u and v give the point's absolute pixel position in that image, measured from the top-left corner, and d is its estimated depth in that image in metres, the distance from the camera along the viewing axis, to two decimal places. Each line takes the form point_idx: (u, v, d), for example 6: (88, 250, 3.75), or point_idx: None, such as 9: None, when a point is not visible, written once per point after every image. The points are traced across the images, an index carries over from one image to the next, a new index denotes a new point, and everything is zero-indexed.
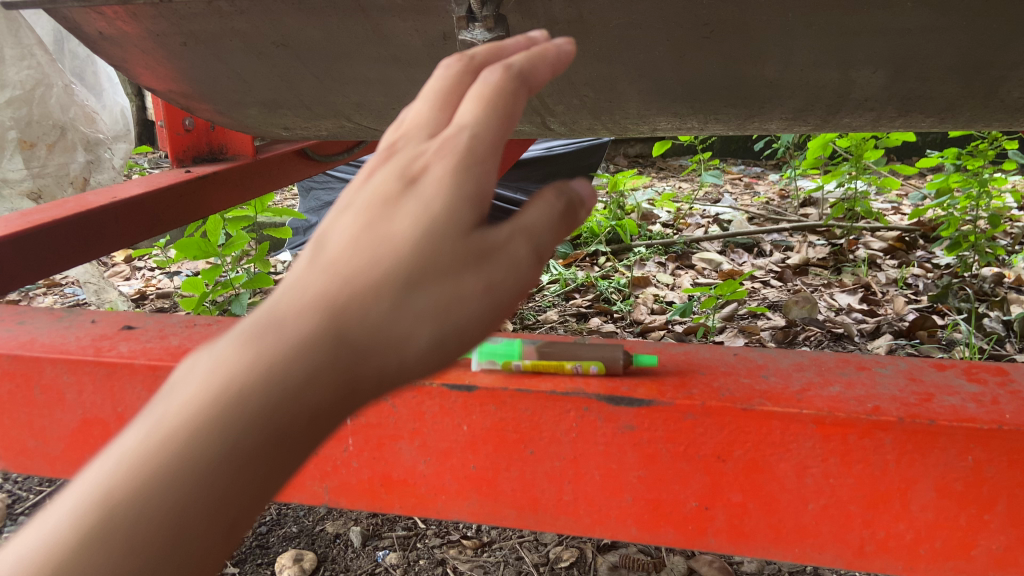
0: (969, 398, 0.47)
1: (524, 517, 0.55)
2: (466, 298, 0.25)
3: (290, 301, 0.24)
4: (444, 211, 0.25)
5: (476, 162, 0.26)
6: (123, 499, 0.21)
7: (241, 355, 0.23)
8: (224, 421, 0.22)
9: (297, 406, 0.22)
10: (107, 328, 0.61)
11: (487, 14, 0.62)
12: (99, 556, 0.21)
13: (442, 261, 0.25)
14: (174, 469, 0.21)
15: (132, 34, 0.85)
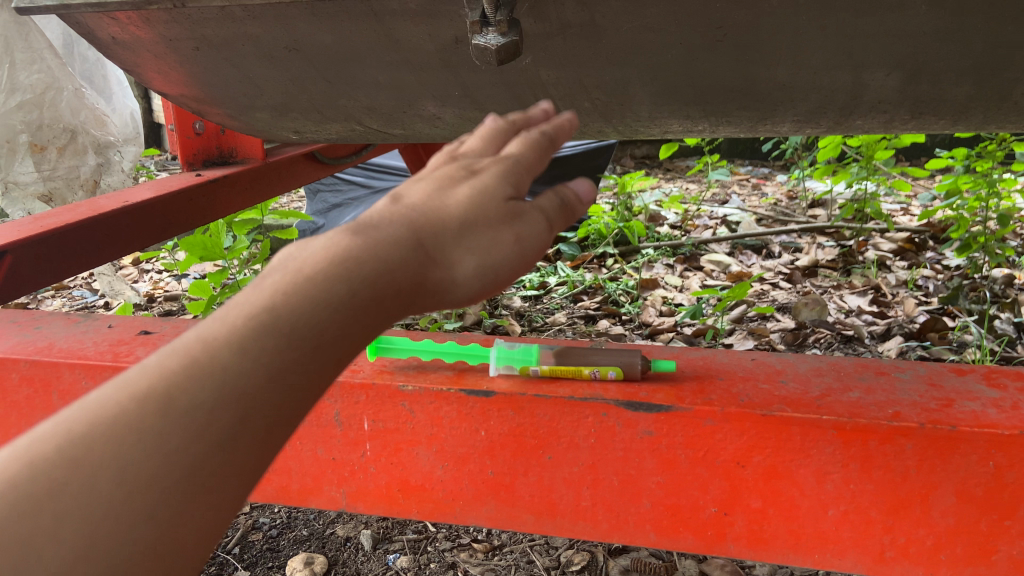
0: (989, 404, 0.46)
1: (542, 522, 0.55)
2: (508, 236, 0.34)
3: (384, 219, 0.33)
4: (495, 184, 0.35)
5: (517, 166, 0.37)
6: (270, 319, 0.28)
7: (350, 241, 0.31)
8: (338, 275, 0.30)
9: (390, 284, 0.31)
10: (124, 334, 0.61)
11: (501, 18, 0.63)
12: (242, 344, 0.27)
13: (495, 210, 0.34)
14: (307, 305, 0.29)
15: (144, 39, 0.86)
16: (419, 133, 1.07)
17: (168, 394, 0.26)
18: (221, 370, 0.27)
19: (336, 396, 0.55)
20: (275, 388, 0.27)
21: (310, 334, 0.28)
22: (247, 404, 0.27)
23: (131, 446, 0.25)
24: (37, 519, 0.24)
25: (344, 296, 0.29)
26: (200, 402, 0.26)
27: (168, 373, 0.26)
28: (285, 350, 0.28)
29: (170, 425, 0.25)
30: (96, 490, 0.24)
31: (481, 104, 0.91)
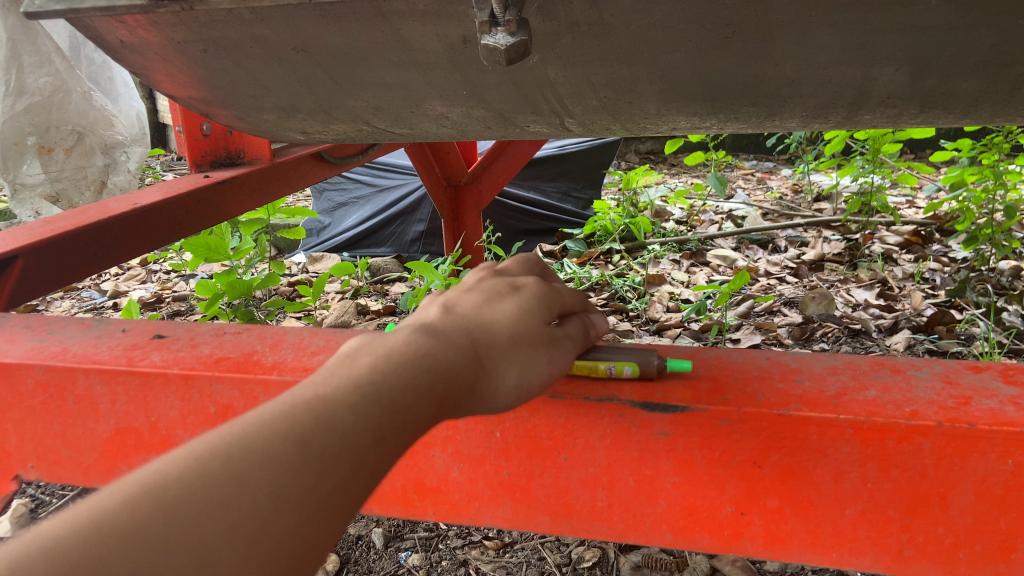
0: (1007, 402, 0.46)
1: (558, 523, 0.54)
2: (539, 358, 0.46)
3: (449, 326, 0.45)
4: (530, 310, 0.48)
5: (542, 299, 0.50)
6: (374, 390, 0.37)
7: (427, 340, 0.42)
8: (423, 365, 0.40)
9: (456, 382, 0.41)
10: (138, 338, 0.61)
11: (509, 18, 0.63)
12: (357, 404, 0.36)
13: (530, 336, 0.47)
14: (402, 387, 0.38)
15: (152, 42, 0.86)
16: (426, 132, 1.07)
17: (303, 438, 0.34)
18: (342, 425, 0.35)
19: None
20: (379, 448, 0.36)
21: (400, 411, 0.38)
22: (358, 455, 0.35)
23: (279, 473, 0.32)
24: (210, 520, 0.30)
25: (429, 384, 0.40)
26: (326, 448, 0.34)
27: (302, 420, 0.34)
28: (384, 420, 0.37)
29: (307, 461, 0.33)
30: (252, 505, 0.31)
31: (489, 103, 0.91)
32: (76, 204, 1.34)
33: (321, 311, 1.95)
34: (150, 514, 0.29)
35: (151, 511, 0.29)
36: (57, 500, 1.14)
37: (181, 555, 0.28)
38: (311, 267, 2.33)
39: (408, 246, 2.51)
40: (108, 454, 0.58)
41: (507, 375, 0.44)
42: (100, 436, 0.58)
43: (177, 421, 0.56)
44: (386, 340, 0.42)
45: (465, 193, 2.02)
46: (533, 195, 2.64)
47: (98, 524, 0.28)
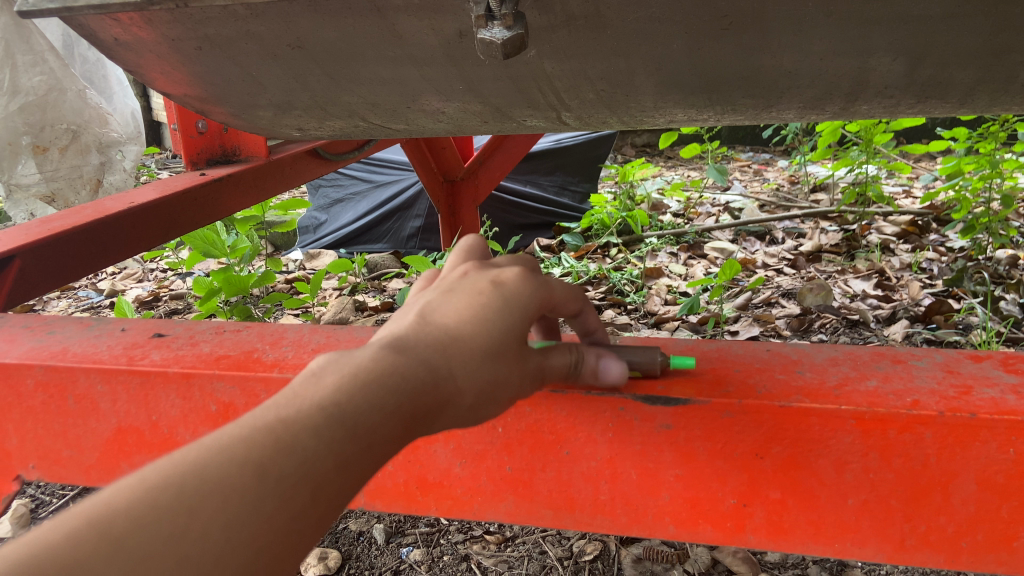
0: (1008, 390, 0.46)
1: (561, 517, 0.54)
2: (518, 373, 0.44)
3: (418, 339, 0.42)
4: (511, 316, 0.45)
5: (525, 301, 0.46)
6: (338, 413, 0.35)
7: (394, 358, 0.39)
8: (391, 385, 0.38)
9: (426, 400, 0.39)
10: (138, 337, 0.61)
11: (506, 12, 0.62)
12: (320, 428, 0.34)
13: (508, 348, 0.44)
14: (369, 408, 0.36)
15: (147, 39, 0.85)
16: (422, 128, 1.07)
17: (261, 466, 0.32)
18: (304, 450, 0.33)
19: None
20: (342, 475, 0.34)
21: (366, 434, 0.35)
22: (319, 483, 0.33)
23: (233, 508, 0.30)
24: (157, 558, 0.28)
25: (396, 406, 0.37)
26: (285, 475, 0.32)
27: (262, 445, 0.32)
28: (348, 445, 0.34)
29: (264, 490, 0.31)
30: (204, 537, 0.29)
31: (485, 97, 0.91)
32: (71, 203, 1.33)
33: (319, 308, 1.94)
34: (94, 552, 0.27)
35: (96, 549, 0.28)
36: (57, 500, 1.14)
37: None
38: (309, 264, 2.32)
39: (404, 242, 2.50)
40: (109, 453, 0.58)
41: (483, 389, 0.42)
42: (101, 436, 0.58)
43: (178, 419, 0.56)
44: (352, 356, 0.39)
45: (462, 187, 2.02)
46: (530, 189, 2.64)
47: (37, 559, 0.26)
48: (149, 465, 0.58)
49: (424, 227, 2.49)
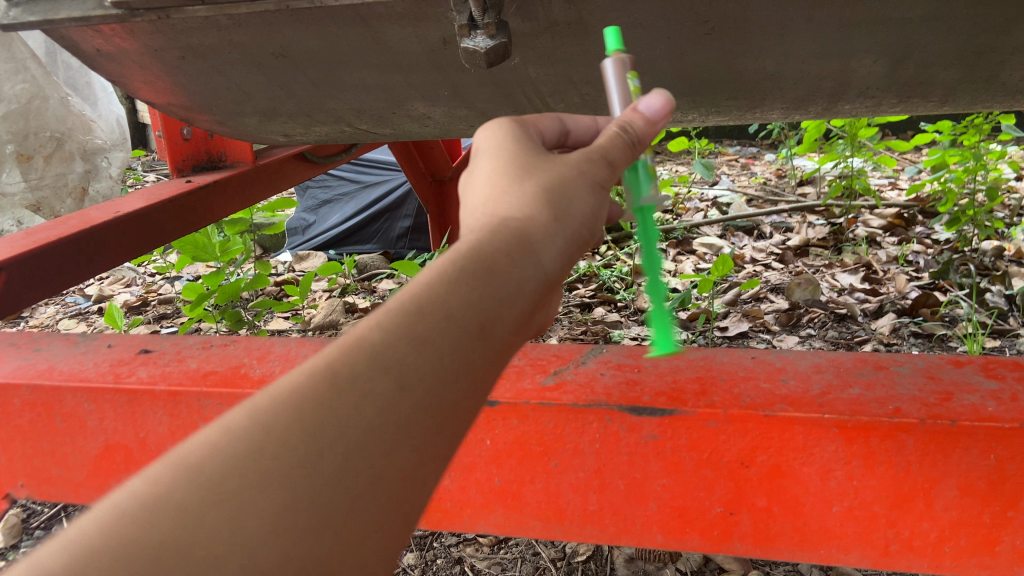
0: (988, 396, 0.47)
1: (550, 528, 0.55)
2: (561, 171, 0.40)
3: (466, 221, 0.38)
4: (513, 148, 0.42)
5: (520, 134, 0.43)
6: (403, 300, 0.31)
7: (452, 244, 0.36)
8: (455, 256, 0.34)
9: (498, 256, 0.34)
10: (124, 353, 0.61)
11: (488, 21, 0.62)
12: (385, 317, 0.30)
13: (534, 168, 0.40)
14: (434, 282, 0.32)
15: (130, 50, 0.85)
16: (408, 132, 1.07)
17: (329, 370, 0.28)
18: (373, 345, 0.29)
19: None
20: (425, 351, 0.30)
21: (440, 305, 0.31)
22: (403, 369, 0.29)
23: (308, 413, 0.26)
24: (239, 478, 0.24)
25: (468, 269, 0.33)
26: (360, 371, 0.28)
27: (328, 352, 0.28)
28: (419, 325, 0.30)
29: (340, 394, 0.27)
30: (289, 450, 0.25)
31: (471, 102, 0.91)
32: (57, 212, 1.32)
33: (310, 310, 1.94)
34: (172, 487, 0.23)
35: (172, 483, 0.23)
36: (49, 509, 1.14)
37: (214, 514, 0.23)
38: (298, 266, 2.32)
39: (394, 242, 2.50)
40: (98, 471, 0.58)
41: (545, 220, 0.38)
42: (88, 454, 0.58)
43: (166, 437, 0.56)
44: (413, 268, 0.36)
45: (450, 186, 2.02)
46: None
47: (116, 506, 0.22)
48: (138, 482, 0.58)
49: (413, 227, 2.49)
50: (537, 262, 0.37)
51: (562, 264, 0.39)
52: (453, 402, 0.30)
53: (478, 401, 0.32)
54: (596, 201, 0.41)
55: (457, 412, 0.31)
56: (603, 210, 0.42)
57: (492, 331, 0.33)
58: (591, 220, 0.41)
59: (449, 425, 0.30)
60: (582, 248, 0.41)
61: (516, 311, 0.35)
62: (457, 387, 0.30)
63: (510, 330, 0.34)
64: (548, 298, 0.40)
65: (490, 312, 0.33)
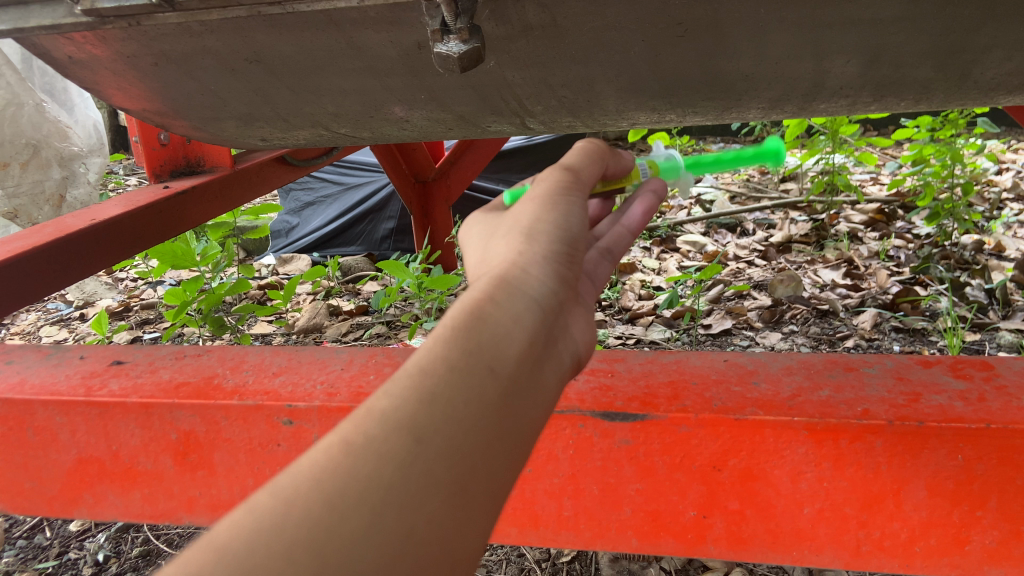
0: (956, 397, 0.49)
1: (526, 533, 0.56)
2: (527, 204, 0.42)
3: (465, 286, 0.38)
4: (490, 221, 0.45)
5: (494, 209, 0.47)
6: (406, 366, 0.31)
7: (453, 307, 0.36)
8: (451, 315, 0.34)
9: (492, 301, 0.35)
10: (96, 365, 0.61)
11: (461, 26, 0.62)
12: (389, 386, 0.30)
13: (507, 218, 0.43)
14: (432, 342, 0.32)
15: (102, 57, 0.84)
16: (387, 134, 1.06)
17: (341, 441, 0.28)
18: (381, 411, 0.29)
19: (313, 420, 0.53)
20: (436, 405, 0.30)
21: (442, 361, 0.31)
22: (415, 425, 0.29)
23: (327, 483, 0.26)
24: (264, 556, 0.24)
25: (465, 320, 0.33)
26: (372, 436, 0.28)
27: (337, 428, 0.29)
28: (425, 381, 0.30)
29: (354, 460, 0.27)
30: (310, 520, 0.25)
31: (448, 105, 0.90)
32: (35, 219, 1.32)
33: (294, 313, 1.92)
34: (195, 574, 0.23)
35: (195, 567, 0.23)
36: (31, 519, 1.13)
37: None
38: (282, 269, 2.30)
39: (378, 244, 2.49)
40: (72, 483, 0.58)
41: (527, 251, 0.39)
42: (61, 467, 0.58)
43: (139, 448, 0.56)
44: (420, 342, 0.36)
45: (433, 188, 2.00)
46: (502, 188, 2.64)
47: None
48: (112, 494, 0.58)
49: (397, 229, 2.48)
50: (534, 293, 0.37)
51: (563, 287, 0.39)
52: (479, 444, 0.30)
53: (510, 438, 0.32)
54: (563, 212, 0.41)
55: (485, 452, 0.30)
56: (581, 219, 0.42)
57: (505, 367, 0.33)
58: (574, 236, 0.41)
59: (480, 468, 0.30)
60: (579, 262, 0.41)
61: (527, 343, 0.35)
62: (478, 428, 0.30)
63: (526, 363, 0.34)
64: (569, 325, 0.40)
65: (496, 350, 0.33)
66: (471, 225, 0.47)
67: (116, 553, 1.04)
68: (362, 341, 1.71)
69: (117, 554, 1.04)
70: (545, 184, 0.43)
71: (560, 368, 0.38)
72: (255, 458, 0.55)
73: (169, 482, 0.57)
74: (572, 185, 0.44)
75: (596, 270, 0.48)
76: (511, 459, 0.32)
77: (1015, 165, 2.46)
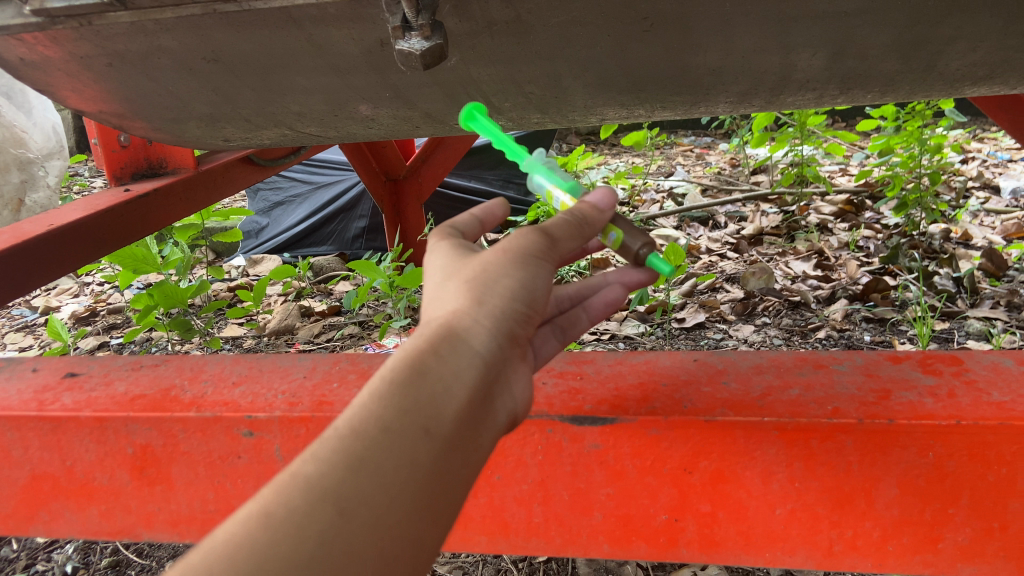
0: (925, 393, 0.49)
1: (495, 542, 0.56)
2: (495, 253, 0.42)
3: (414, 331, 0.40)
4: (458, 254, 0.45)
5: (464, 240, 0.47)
6: (342, 427, 0.33)
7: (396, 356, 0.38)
8: (391, 371, 0.36)
9: (429, 359, 0.37)
10: (49, 377, 0.59)
11: (423, 22, 0.60)
12: (322, 449, 0.33)
13: (468, 261, 0.43)
14: (369, 406, 0.34)
15: (54, 58, 0.82)
16: (353, 133, 1.04)
17: (264, 512, 0.30)
18: (308, 479, 0.31)
19: (274, 431, 0.52)
20: (363, 475, 0.32)
21: (372, 427, 0.33)
22: (341, 499, 0.31)
23: (242, 561, 0.28)
24: None
25: (400, 385, 0.35)
26: (294, 508, 0.30)
27: (266, 493, 0.31)
28: (353, 447, 0.33)
29: (274, 535, 0.29)
30: None
31: (415, 103, 0.89)
32: None
33: (264, 315, 1.90)
34: None
35: None
36: None
37: None
38: (252, 270, 2.26)
39: (350, 243, 2.46)
40: (25, 501, 0.57)
41: (481, 308, 0.40)
42: (15, 484, 0.56)
43: (94, 464, 0.55)
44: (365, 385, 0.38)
45: (405, 186, 1.98)
46: (474, 184, 2.62)
47: None
48: (68, 511, 0.56)
49: (368, 227, 2.46)
50: (475, 350, 0.38)
51: (506, 344, 0.40)
52: (402, 511, 0.32)
53: (437, 502, 0.34)
54: (528, 274, 0.42)
55: (410, 519, 0.33)
56: (544, 279, 0.43)
57: (438, 429, 0.35)
58: (530, 295, 0.42)
59: (402, 538, 0.32)
60: (530, 319, 0.42)
61: (462, 402, 0.37)
62: (403, 496, 0.33)
63: (459, 423, 0.36)
64: (510, 380, 0.41)
65: (429, 412, 0.35)
66: (439, 250, 0.47)
67: (85, 565, 1.02)
68: (334, 342, 1.69)
69: (86, 565, 1.02)
70: (520, 234, 0.43)
71: (496, 424, 0.40)
72: (215, 472, 0.54)
73: (127, 498, 0.56)
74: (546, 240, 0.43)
75: (543, 346, 0.54)
76: (437, 520, 0.34)
77: (980, 154, 2.49)
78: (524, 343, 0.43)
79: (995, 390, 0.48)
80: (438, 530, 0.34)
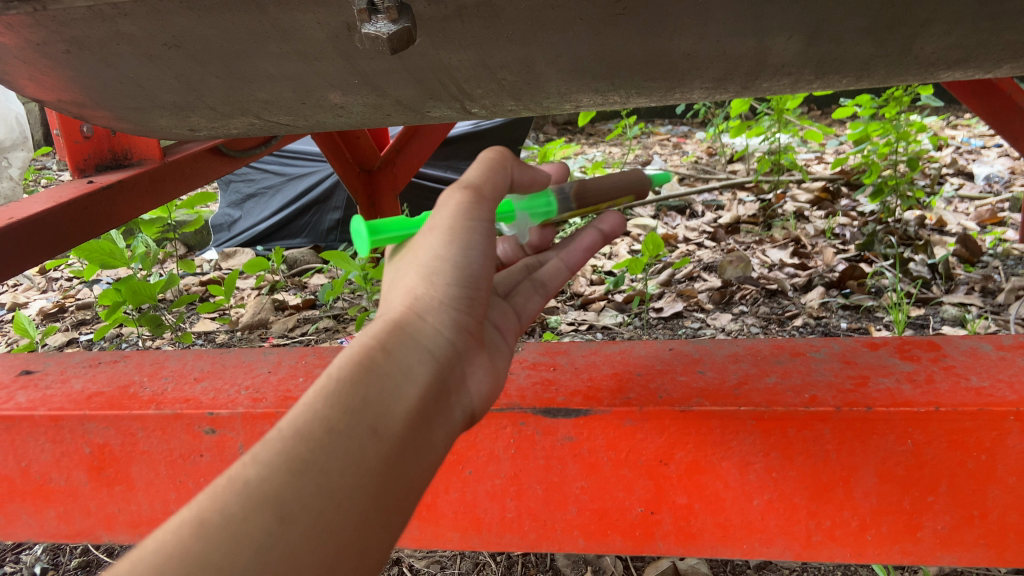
0: (903, 379, 0.49)
1: (468, 538, 0.55)
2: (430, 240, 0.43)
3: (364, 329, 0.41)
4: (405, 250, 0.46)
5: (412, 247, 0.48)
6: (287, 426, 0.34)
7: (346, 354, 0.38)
8: (338, 369, 0.36)
9: (373, 357, 0.37)
10: (3, 375, 0.57)
11: (389, 5, 0.58)
12: (265, 453, 0.33)
13: (409, 254, 0.44)
14: (312, 405, 0.35)
15: (10, 45, 0.79)
16: (323, 122, 1.02)
17: (200, 520, 0.30)
18: (251, 481, 0.32)
19: (237, 428, 0.50)
20: (307, 476, 0.33)
21: (314, 429, 0.34)
22: (285, 503, 0.31)
23: (178, 566, 0.29)
24: None
25: (344, 384, 0.36)
26: (234, 512, 0.31)
27: (210, 498, 0.31)
28: (298, 448, 0.33)
29: (213, 543, 0.30)
30: None
31: (385, 91, 0.87)
32: None
33: (237, 309, 1.86)
34: None
35: None
36: None
37: None
38: (225, 263, 2.22)
39: (324, 235, 2.43)
40: None
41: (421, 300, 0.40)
42: None
43: (50, 464, 0.53)
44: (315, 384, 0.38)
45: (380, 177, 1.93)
46: (450, 174, 2.59)
47: None
48: (24, 513, 0.55)
49: (343, 219, 2.43)
50: (423, 346, 0.39)
51: (455, 338, 0.41)
52: (347, 515, 0.33)
53: (387, 501, 0.35)
54: (464, 251, 0.42)
55: (355, 522, 0.33)
56: (482, 258, 0.43)
57: (385, 428, 0.35)
58: (468, 277, 0.42)
59: (348, 543, 0.33)
60: (476, 308, 0.43)
61: (411, 400, 0.37)
62: (349, 498, 0.33)
63: (409, 422, 0.37)
64: (462, 376, 0.42)
65: (376, 411, 0.36)
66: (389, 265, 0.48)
67: (54, 566, 0.99)
68: (309, 336, 1.66)
69: (54, 566, 0.99)
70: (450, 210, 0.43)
71: (448, 423, 0.40)
72: (176, 471, 0.52)
73: (85, 500, 0.54)
74: (475, 214, 0.43)
75: (526, 305, 0.54)
76: (389, 520, 0.35)
77: (954, 141, 2.51)
78: (477, 337, 0.43)
79: (974, 375, 0.48)
80: (390, 533, 0.35)
